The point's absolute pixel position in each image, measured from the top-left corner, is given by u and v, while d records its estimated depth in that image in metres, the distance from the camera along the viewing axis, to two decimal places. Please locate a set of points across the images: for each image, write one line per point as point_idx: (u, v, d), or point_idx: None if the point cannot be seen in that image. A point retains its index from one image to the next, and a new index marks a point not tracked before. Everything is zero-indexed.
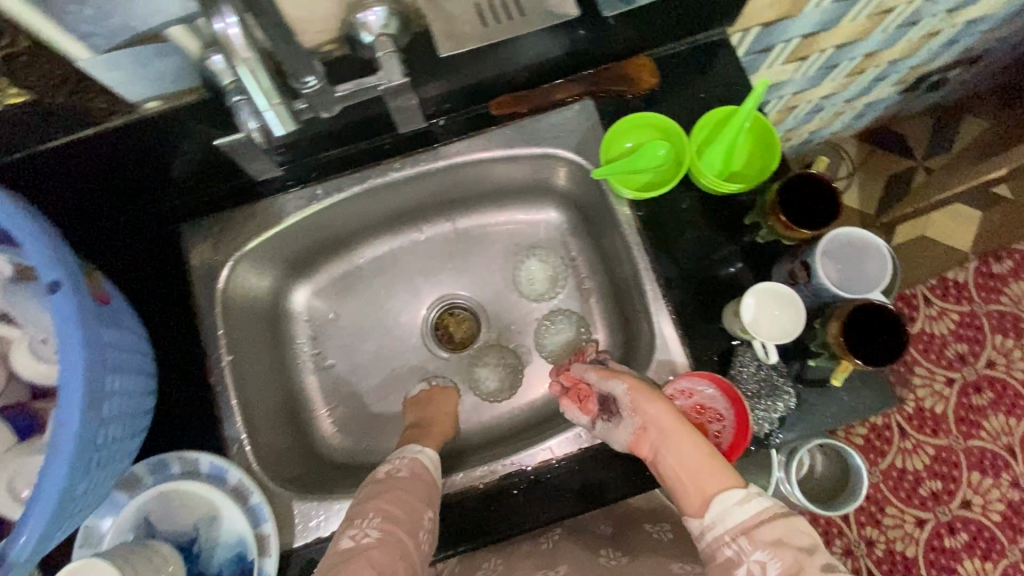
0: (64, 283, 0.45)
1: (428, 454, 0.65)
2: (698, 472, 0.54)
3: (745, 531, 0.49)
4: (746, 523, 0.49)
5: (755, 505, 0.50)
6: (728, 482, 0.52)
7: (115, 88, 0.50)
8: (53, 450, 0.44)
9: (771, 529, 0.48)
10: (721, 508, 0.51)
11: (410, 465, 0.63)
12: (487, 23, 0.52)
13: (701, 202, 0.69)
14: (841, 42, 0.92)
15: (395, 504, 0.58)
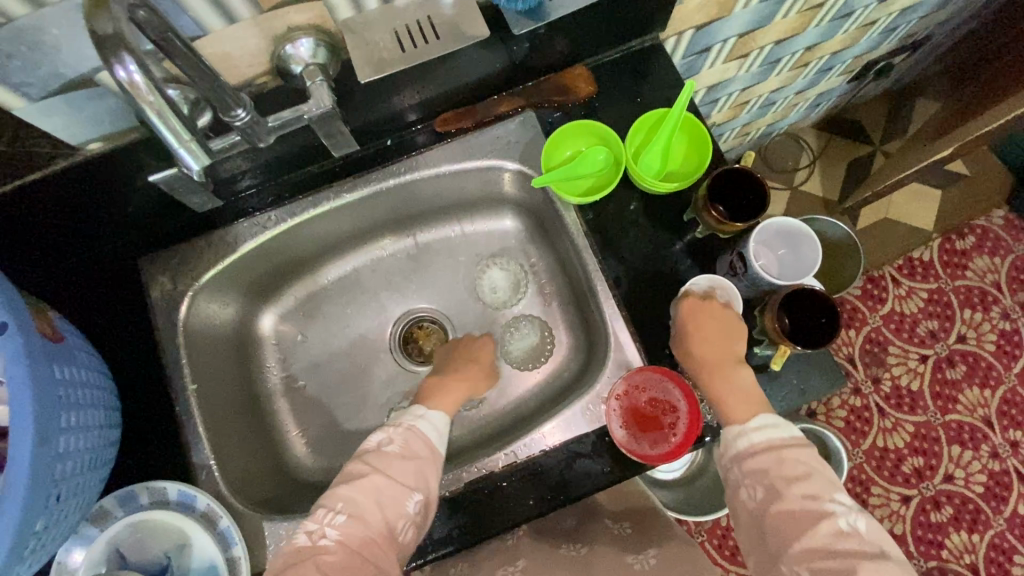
0: (11, 324, 0.46)
1: (426, 425, 0.66)
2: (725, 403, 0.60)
3: (745, 458, 0.56)
4: (752, 451, 0.56)
5: (767, 435, 0.56)
6: (747, 415, 0.58)
7: (56, 133, 0.52)
8: (10, 486, 0.45)
9: (765, 459, 0.55)
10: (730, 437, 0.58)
11: (405, 436, 0.64)
12: (407, 47, 0.55)
13: (643, 202, 0.71)
14: (778, 39, 0.96)
15: (364, 493, 0.58)
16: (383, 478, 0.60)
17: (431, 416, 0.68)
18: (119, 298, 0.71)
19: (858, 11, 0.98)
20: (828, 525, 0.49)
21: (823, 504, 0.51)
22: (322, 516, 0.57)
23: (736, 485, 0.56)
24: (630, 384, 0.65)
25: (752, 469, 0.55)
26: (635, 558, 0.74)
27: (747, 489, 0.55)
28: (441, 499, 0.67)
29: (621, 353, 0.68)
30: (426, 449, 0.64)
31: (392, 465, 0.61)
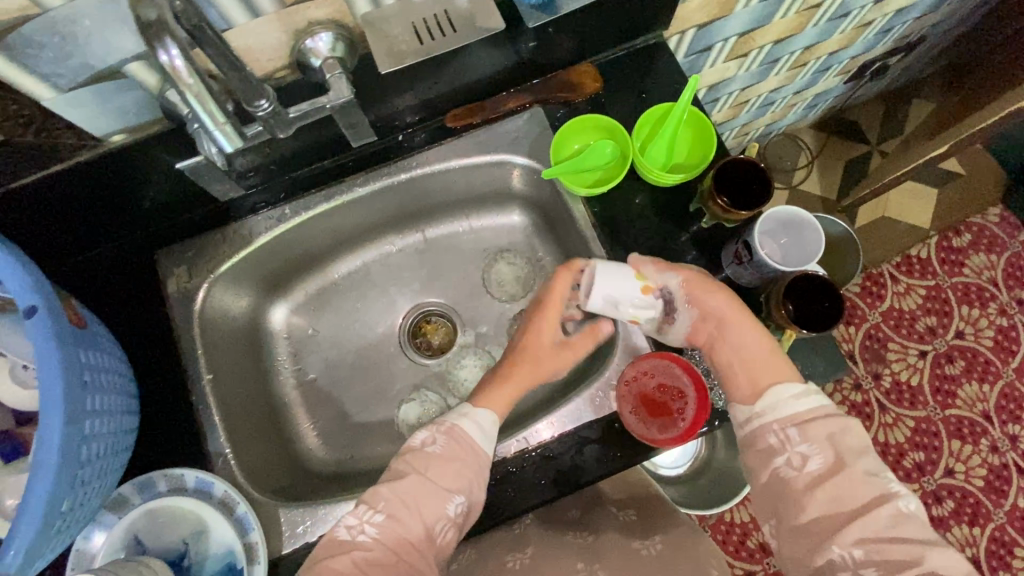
0: (40, 307, 0.47)
1: (470, 420, 0.66)
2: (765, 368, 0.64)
3: (803, 422, 0.60)
4: (806, 417, 0.60)
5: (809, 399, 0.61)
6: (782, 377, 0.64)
7: (81, 124, 0.54)
8: (38, 464, 0.46)
9: (823, 426, 0.59)
10: (778, 399, 0.62)
11: (448, 432, 0.65)
12: (425, 39, 0.56)
13: (649, 194, 0.73)
14: (777, 38, 0.98)
15: (408, 496, 0.60)
16: (420, 478, 0.61)
17: (477, 415, 0.67)
18: (136, 291, 0.73)
19: (854, 12, 1.01)
20: (889, 509, 0.53)
21: (884, 486, 0.55)
22: (363, 512, 0.59)
23: (780, 449, 0.59)
24: (640, 370, 0.66)
25: (813, 436, 0.58)
26: (643, 545, 0.77)
27: (791, 455, 0.59)
28: None
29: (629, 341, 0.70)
30: (472, 453, 0.64)
31: (433, 466, 0.62)
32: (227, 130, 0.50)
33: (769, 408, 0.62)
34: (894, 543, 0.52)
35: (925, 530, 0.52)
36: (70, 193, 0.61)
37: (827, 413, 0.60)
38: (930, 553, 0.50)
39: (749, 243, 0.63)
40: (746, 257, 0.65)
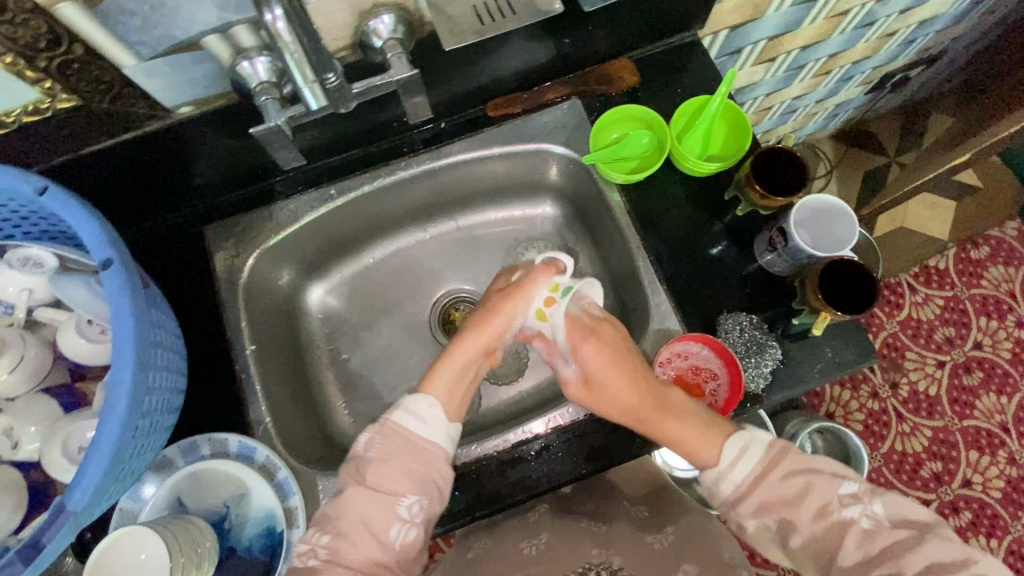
0: (115, 259, 0.50)
1: (406, 416, 0.64)
2: (693, 445, 0.63)
3: (746, 497, 0.59)
4: (740, 490, 0.60)
5: (745, 469, 0.60)
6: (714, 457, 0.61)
7: (154, 94, 0.57)
8: (108, 406, 0.47)
9: (758, 496, 0.58)
10: (714, 479, 0.62)
11: (385, 434, 0.63)
12: (484, 22, 0.59)
13: (684, 185, 0.75)
14: (805, 44, 1.01)
15: (364, 505, 0.59)
16: (366, 489, 0.60)
17: (411, 403, 0.65)
18: (187, 263, 0.76)
19: (880, 21, 1.03)
20: (856, 534, 0.53)
21: (841, 516, 0.54)
22: (312, 536, 0.59)
23: (739, 524, 0.60)
24: (674, 351, 0.68)
25: (753, 510, 0.58)
26: (655, 537, 0.75)
27: (748, 526, 0.60)
28: (488, 458, 0.70)
29: (663, 325, 0.71)
30: (414, 448, 0.63)
31: (381, 471, 0.61)
32: (316, 88, 0.52)
33: (709, 485, 0.62)
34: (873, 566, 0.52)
35: (895, 531, 0.52)
36: (133, 162, 0.64)
37: (762, 476, 0.59)
38: (907, 559, 0.50)
39: (785, 228, 0.66)
40: (780, 243, 0.68)
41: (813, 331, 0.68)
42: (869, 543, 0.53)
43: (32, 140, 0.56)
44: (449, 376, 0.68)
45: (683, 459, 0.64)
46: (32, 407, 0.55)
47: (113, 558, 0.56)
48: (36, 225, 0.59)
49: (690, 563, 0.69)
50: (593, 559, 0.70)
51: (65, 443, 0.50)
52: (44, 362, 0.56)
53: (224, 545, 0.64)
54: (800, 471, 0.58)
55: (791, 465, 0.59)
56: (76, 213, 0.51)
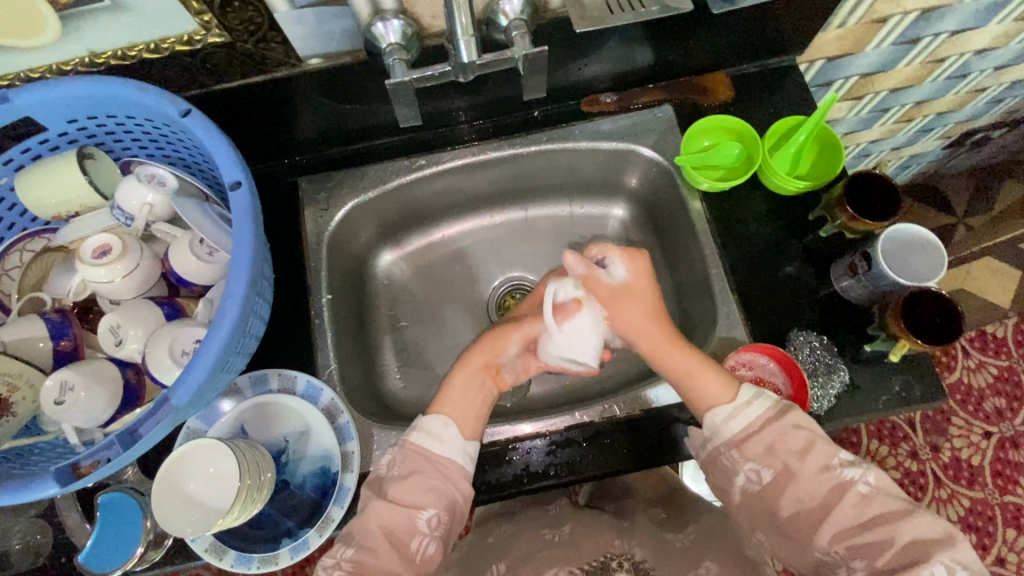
0: (244, 183, 0.55)
1: (421, 432, 0.63)
2: (700, 390, 0.64)
3: (740, 444, 0.59)
4: (745, 434, 0.59)
5: (754, 409, 0.60)
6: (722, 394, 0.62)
7: (293, 42, 0.60)
8: (220, 313, 0.51)
9: (761, 440, 0.58)
10: (716, 423, 0.61)
11: (403, 449, 0.62)
12: (613, 11, 0.60)
13: (767, 201, 0.76)
14: (895, 87, 1.00)
15: (394, 520, 0.58)
16: (389, 504, 0.58)
17: (426, 424, 0.63)
18: (278, 210, 0.80)
19: (974, 74, 1.03)
20: (854, 496, 0.54)
21: (840, 475, 0.55)
22: (336, 550, 0.57)
23: (735, 469, 0.59)
24: (740, 360, 0.67)
25: (754, 452, 0.58)
26: (675, 535, 0.74)
27: (747, 473, 0.58)
28: (539, 437, 0.71)
29: (729, 334, 0.71)
30: (433, 466, 0.61)
31: (405, 487, 0.59)
32: (470, 41, 0.54)
33: (711, 431, 0.61)
34: (867, 529, 0.53)
35: (931, 527, 0.52)
36: (253, 104, 0.68)
37: (770, 420, 0.59)
38: (899, 526, 0.52)
39: (869, 253, 0.67)
40: (862, 267, 0.68)
41: (888, 357, 0.68)
42: (865, 504, 0.54)
43: (176, 69, 0.61)
44: (457, 401, 0.66)
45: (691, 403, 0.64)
46: (135, 310, 0.58)
47: (187, 467, 0.59)
48: (158, 146, 0.66)
49: (710, 561, 0.67)
50: (614, 549, 0.68)
51: (171, 344, 0.55)
52: (152, 274, 0.60)
53: (280, 477, 0.67)
54: (802, 427, 0.58)
55: (797, 417, 0.59)
56: (213, 139, 0.56)
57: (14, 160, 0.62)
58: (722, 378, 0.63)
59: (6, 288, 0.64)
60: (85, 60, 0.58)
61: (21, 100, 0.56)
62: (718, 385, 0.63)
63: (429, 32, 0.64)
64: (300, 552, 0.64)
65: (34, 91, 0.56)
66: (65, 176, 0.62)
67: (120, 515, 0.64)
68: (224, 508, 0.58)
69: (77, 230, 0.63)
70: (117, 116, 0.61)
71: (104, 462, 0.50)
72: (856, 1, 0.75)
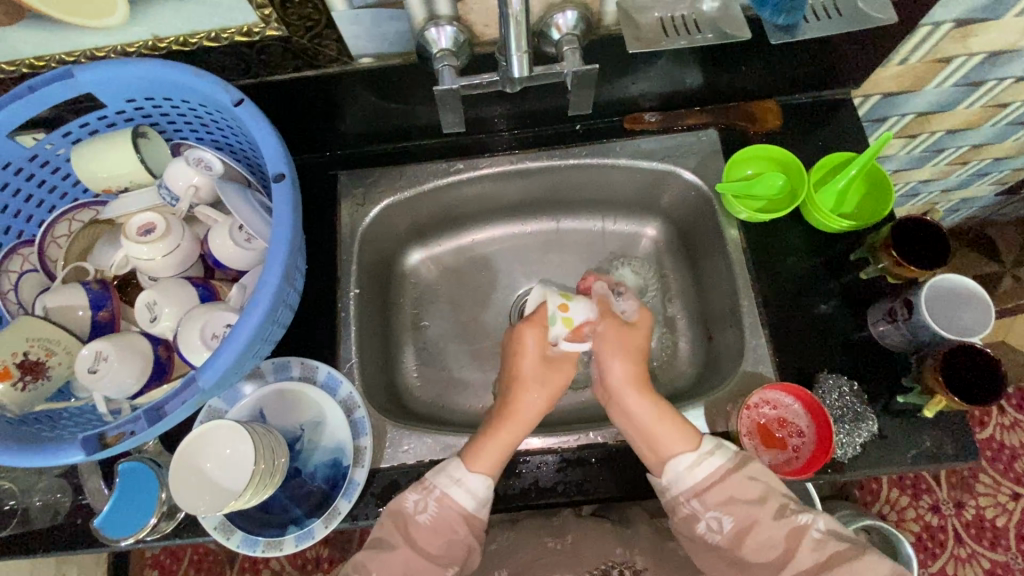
0: (287, 175, 0.56)
1: (460, 489, 0.63)
2: (660, 439, 0.64)
3: (703, 493, 0.60)
4: (705, 485, 0.60)
5: (714, 461, 0.61)
6: (680, 445, 0.63)
7: (347, 40, 0.61)
8: (252, 301, 0.52)
9: (721, 491, 0.59)
10: (679, 472, 0.61)
11: (438, 499, 0.62)
12: (670, 35, 0.60)
13: (807, 236, 0.74)
14: (953, 128, 0.96)
15: (421, 572, 0.60)
16: (412, 555, 0.59)
17: (466, 482, 0.63)
18: (315, 201, 0.81)
19: None
20: (809, 540, 0.57)
21: (795, 520, 0.57)
22: None
23: (696, 517, 0.60)
24: (764, 398, 0.66)
25: (715, 501, 0.59)
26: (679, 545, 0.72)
27: (708, 522, 0.59)
28: (550, 454, 0.70)
29: (755, 369, 0.69)
30: (467, 524, 0.62)
31: (433, 538, 0.61)
32: (523, 57, 0.54)
33: (672, 480, 0.62)
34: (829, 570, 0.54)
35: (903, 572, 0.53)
36: (300, 97, 0.69)
37: (729, 472, 0.60)
38: None
39: (912, 300, 0.65)
40: (903, 315, 0.66)
41: (920, 411, 0.65)
42: None
43: (232, 58, 0.62)
44: (496, 452, 0.65)
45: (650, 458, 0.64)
46: (171, 289, 0.60)
47: (205, 446, 0.60)
48: (208, 130, 0.68)
49: None
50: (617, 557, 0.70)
51: (202, 327, 0.57)
52: (190, 255, 0.62)
53: (293, 464, 0.68)
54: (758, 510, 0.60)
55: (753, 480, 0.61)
56: (261, 129, 0.57)
57: (72, 133, 0.65)
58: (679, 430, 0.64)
59: (53, 255, 0.66)
60: (148, 43, 0.60)
61: (84, 77, 0.58)
62: (682, 437, 0.64)
63: (481, 40, 0.64)
64: (304, 540, 0.64)
65: (98, 69, 0.58)
66: (119, 152, 0.64)
67: (137, 483, 0.66)
68: (237, 490, 0.59)
69: (125, 205, 0.65)
70: (172, 99, 0.63)
71: (128, 435, 0.51)
72: (920, 39, 0.73)
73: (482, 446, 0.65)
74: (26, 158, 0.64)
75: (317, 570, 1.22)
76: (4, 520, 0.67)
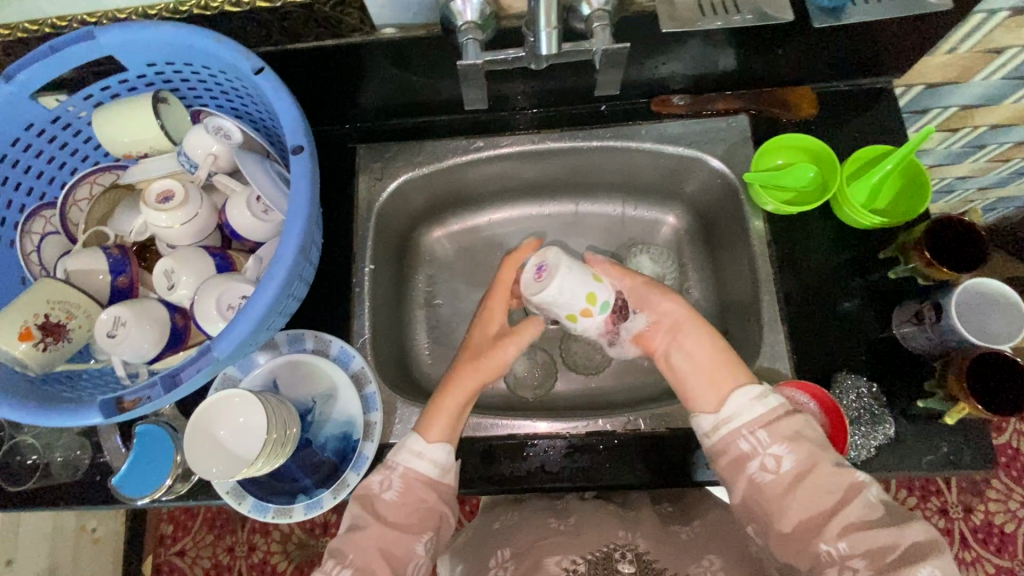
0: (305, 149, 0.55)
1: (422, 461, 0.61)
2: (716, 376, 0.62)
3: (767, 425, 0.57)
4: (768, 418, 0.58)
5: (769, 403, 0.58)
6: (739, 377, 0.61)
7: (370, 10, 0.59)
8: (268, 277, 0.52)
9: (788, 425, 0.57)
10: (740, 405, 0.59)
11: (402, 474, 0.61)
12: (705, 13, 0.57)
13: (835, 232, 0.72)
14: (997, 123, 0.91)
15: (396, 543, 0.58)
16: (382, 528, 0.58)
17: (430, 450, 0.62)
18: (333, 174, 0.81)
19: None
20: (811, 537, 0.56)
21: (848, 480, 0.54)
22: (330, 567, 0.56)
23: (750, 454, 0.56)
24: (779, 395, 0.64)
25: (781, 435, 0.56)
26: (680, 528, 0.71)
27: (765, 459, 0.56)
28: (561, 439, 0.70)
29: (772, 365, 0.68)
30: (433, 490, 0.61)
31: (401, 512, 0.59)
32: (552, 34, 0.53)
33: (734, 414, 0.59)
34: None
35: None
36: (318, 66, 0.67)
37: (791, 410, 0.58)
38: None
39: (941, 303, 0.63)
40: (929, 318, 0.64)
41: (943, 418, 0.64)
42: None
43: (253, 25, 0.61)
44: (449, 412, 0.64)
45: (704, 393, 0.62)
46: (188, 258, 0.60)
47: (220, 414, 0.61)
48: (228, 98, 0.67)
49: (715, 555, 0.65)
50: (618, 540, 0.66)
51: (218, 297, 0.57)
52: (208, 224, 0.62)
53: (304, 435, 0.69)
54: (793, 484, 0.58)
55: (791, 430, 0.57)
56: (282, 100, 0.56)
57: (94, 96, 0.65)
58: (733, 364, 0.62)
59: (75, 218, 0.67)
60: (170, 6, 0.59)
61: (105, 39, 0.57)
62: (739, 373, 0.62)
63: (507, 12, 0.62)
64: (313, 510, 0.66)
65: (119, 32, 0.57)
66: (139, 118, 0.63)
67: (154, 446, 0.67)
68: (250, 458, 0.60)
69: (145, 172, 0.66)
70: (193, 65, 0.62)
71: (145, 401, 0.52)
72: (972, 26, 0.69)
73: (434, 409, 0.64)
74: (48, 120, 0.64)
75: (325, 535, 1.26)
76: (26, 475, 0.70)
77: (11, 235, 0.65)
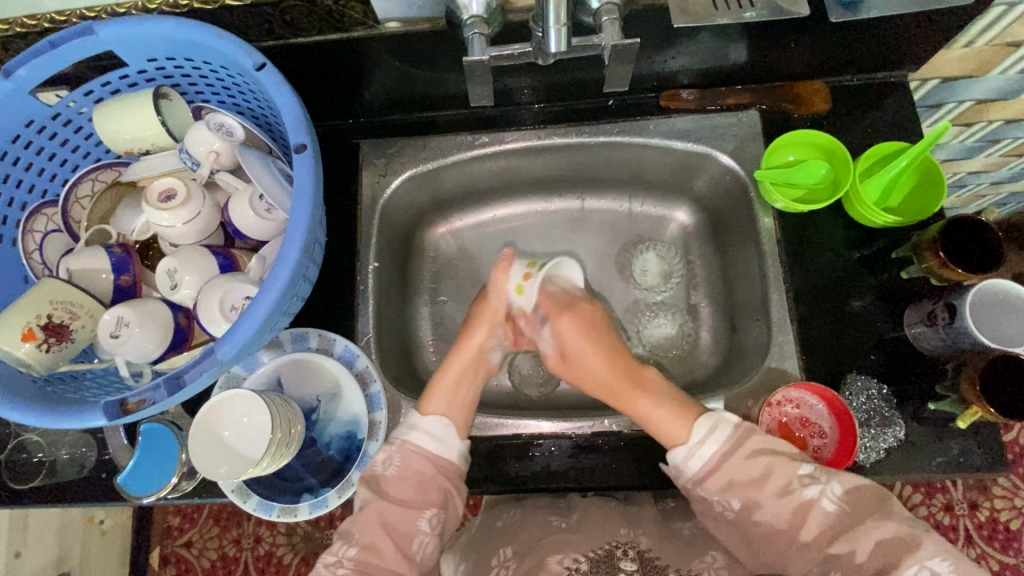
0: (307, 147, 0.54)
1: (418, 434, 0.62)
2: (655, 423, 0.62)
3: (707, 477, 0.58)
4: (709, 468, 0.58)
5: (706, 450, 0.58)
6: (675, 424, 0.61)
7: (373, 4, 0.57)
8: (272, 279, 0.51)
9: (726, 474, 0.57)
10: (683, 457, 0.59)
11: (402, 450, 0.61)
12: (718, 8, 0.56)
13: (846, 230, 0.71)
14: (1013, 117, 0.89)
15: (399, 522, 0.58)
16: (386, 503, 0.58)
17: (426, 423, 0.63)
18: (337, 170, 0.80)
19: None
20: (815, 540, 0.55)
21: (800, 494, 0.55)
22: (338, 548, 0.57)
23: (708, 500, 0.58)
24: (787, 397, 0.64)
25: (723, 484, 0.57)
26: (683, 524, 0.68)
27: (722, 502, 0.58)
28: (566, 440, 0.70)
29: (780, 365, 0.67)
30: (433, 464, 0.61)
31: (403, 488, 0.59)
32: (561, 31, 0.51)
33: (679, 467, 0.60)
34: None
35: None
36: (321, 60, 0.66)
37: (728, 455, 0.58)
38: None
39: (955, 305, 0.62)
40: (942, 320, 0.63)
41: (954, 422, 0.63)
42: None
43: (255, 19, 0.60)
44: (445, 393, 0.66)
45: (652, 441, 0.63)
46: (191, 257, 0.59)
47: (226, 415, 0.61)
48: (230, 94, 0.66)
49: (718, 550, 0.64)
50: (619, 537, 0.64)
51: (222, 298, 0.57)
52: (211, 223, 0.62)
53: (309, 434, 0.69)
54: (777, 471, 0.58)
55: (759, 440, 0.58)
56: (284, 97, 0.55)
57: (95, 92, 0.64)
58: (668, 410, 0.62)
59: (77, 216, 0.66)
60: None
61: (105, 33, 0.56)
62: (675, 417, 0.61)
63: (513, 6, 0.60)
64: (318, 509, 0.66)
65: (119, 27, 0.56)
66: (140, 114, 0.62)
67: (160, 445, 0.67)
68: (255, 458, 0.60)
69: (146, 169, 0.65)
70: (194, 60, 0.61)
71: (149, 403, 0.52)
72: (992, 18, 0.67)
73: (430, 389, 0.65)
74: (48, 117, 0.63)
75: (330, 528, 1.26)
76: (33, 472, 0.70)
77: (13, 233, 0.65)
